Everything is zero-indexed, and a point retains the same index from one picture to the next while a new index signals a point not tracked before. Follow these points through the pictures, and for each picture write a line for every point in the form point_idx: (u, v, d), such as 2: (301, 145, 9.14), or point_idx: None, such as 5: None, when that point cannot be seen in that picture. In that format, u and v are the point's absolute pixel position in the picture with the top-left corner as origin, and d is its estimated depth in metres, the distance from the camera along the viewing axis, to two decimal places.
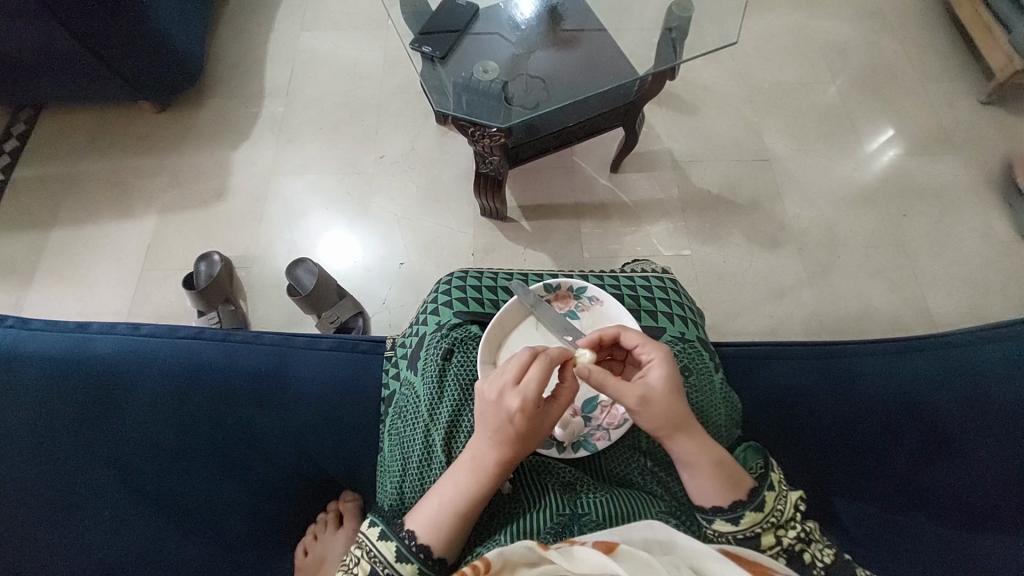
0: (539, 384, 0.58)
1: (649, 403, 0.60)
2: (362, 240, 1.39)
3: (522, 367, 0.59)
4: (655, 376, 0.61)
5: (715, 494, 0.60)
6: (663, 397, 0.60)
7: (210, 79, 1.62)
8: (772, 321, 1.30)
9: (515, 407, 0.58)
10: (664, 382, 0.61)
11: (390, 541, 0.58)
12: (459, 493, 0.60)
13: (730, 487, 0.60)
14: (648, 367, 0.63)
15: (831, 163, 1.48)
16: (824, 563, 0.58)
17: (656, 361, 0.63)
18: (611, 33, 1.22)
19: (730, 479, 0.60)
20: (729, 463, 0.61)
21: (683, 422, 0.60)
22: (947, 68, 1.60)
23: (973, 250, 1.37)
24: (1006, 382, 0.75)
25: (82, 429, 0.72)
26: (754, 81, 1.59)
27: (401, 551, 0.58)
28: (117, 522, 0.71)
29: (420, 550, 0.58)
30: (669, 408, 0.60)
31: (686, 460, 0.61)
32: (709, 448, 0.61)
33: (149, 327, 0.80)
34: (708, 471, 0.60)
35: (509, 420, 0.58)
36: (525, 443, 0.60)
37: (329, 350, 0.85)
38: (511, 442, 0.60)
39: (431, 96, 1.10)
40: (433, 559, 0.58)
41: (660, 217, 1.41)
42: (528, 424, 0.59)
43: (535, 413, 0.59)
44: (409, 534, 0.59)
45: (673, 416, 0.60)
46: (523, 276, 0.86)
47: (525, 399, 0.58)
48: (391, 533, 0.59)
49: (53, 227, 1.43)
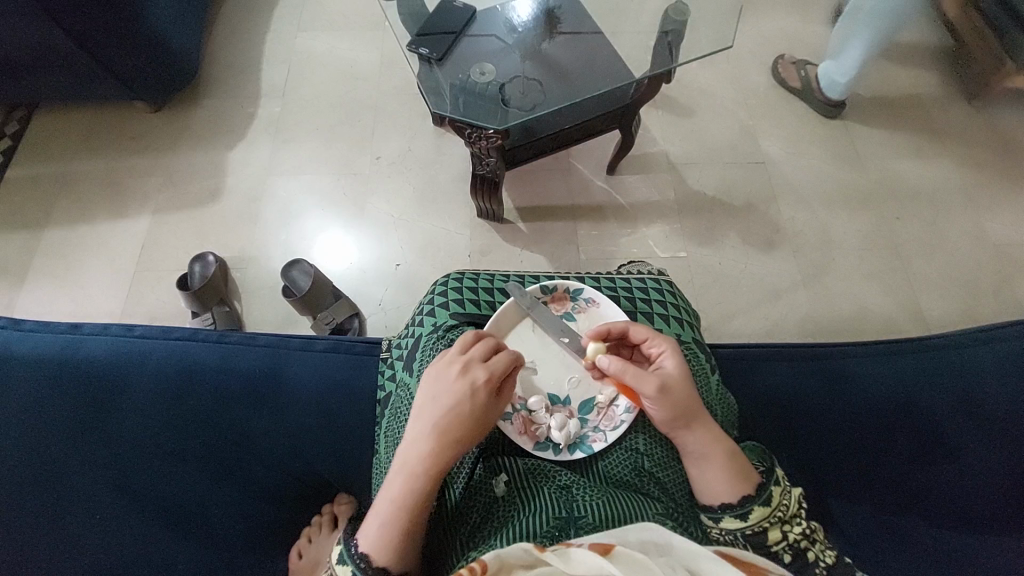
0: (506, 365, 0.65)
1: (669, 390, 0.61)
2: (358, 241, 1.39)
3: (489, 351, 0.66)
4: (670, 364, 0.64)
5: (724, 489, 0.60)
6: (681, 384, 0.62)
7: (206, 79, 1.61)
8: (768, 323, 1.30)
9: (481, 378, 0.63)
10: (678, 370, 0.63)
11: (346, 566, 0.58)
12: (393, 499, 0.59)
13: (740, 480, 0.60)
14: (661, 358, 0.65)
15: (826, 166, 1.48)
16: (827, 563, 0.59)
17: (668, 351, 0.65)
18: (608, 35, 1.22)
19: (739, 472, 0.60)
20: (736, 456, 0.61)
21: (698, 410, 0.61)
22: (941, 73, 1.61)
23: (967, 253, 1.38)
24: (999, 385, 0.77)
25: (77, 431, 0.71)
26: (750, 84, 1.59)
27: (355, 573, 0.58)
28: (113, 525, 0.70)
29: (362, 559, 0.58)
30: (686, 394, 0.61)
31: (698, 453, 0.61)
32: (719, 440, 0.61)
33: (142, 328, 0.81)
34: (719, 464, 0.60)
35: (469, 396, 0.62)
36: (468, 433, 0.61)
37: (324, 351, 0.85)
38: (445, 433, 0.60)
39: (428, 97, 1.10)
40: (375, 569, 0.58)
41: (656, 220, 1.41)
42: (477, 404, 0.62)
43: (491, 393, 0.63)
44: (359, 552, 0.59)
45: (690, 401, 0.61)
46: (519, 278, 0.86)
47: (491, 371, 0.63)
48: (347, 555, 0.59)
49: (45, 227, 1.42)
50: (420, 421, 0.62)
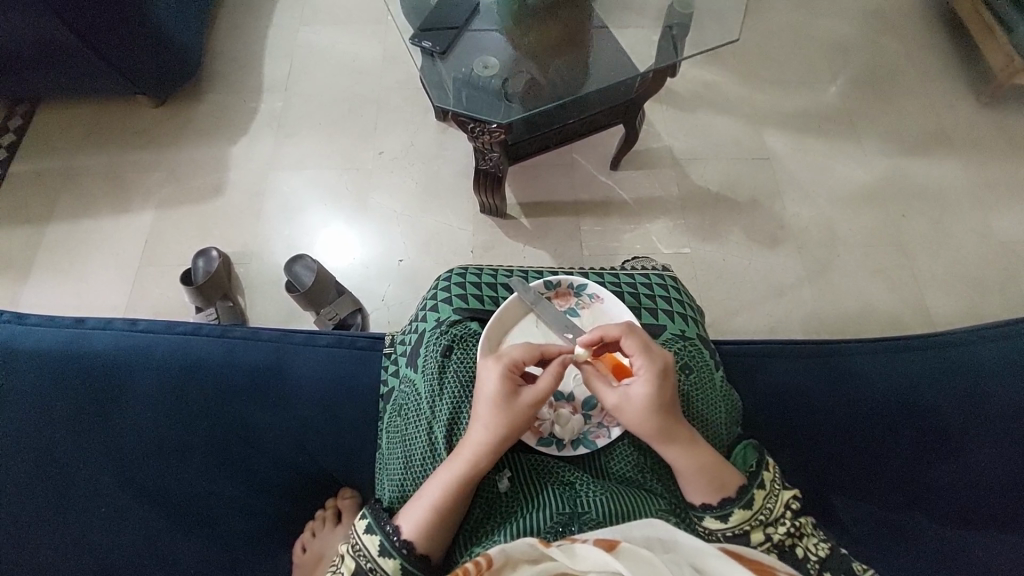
0: (519, 353, 0.65)
1: (621, 412, 0.62)
2: (361, 236, 1.39)
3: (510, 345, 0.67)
4: (639, 391, 0.62)
5: (705, 492, 0.61)
6: (637, 411, 0.61)
7: (208, 73, 1.61)
8: (771, 320, 1.30)
9: (499, 373, 0.64)
10: (647, 399, 0.61)
11: (375, 535, 0.60)
12: (444, 489, 0.61)
13: (718, 486, 0.60)
14: (634, 380, 0.63)
15: (831, 161, 1.48)
16: (818, 557, 0.59)
17: (642, 377, 0.62)
18: (612, 30, 1.21)
19: (716, 479, 0.61)
20: (712, 466, 0.61)
21: (661, 434, 0.61)
22: (947, 68, 1.60)
23: (971, 251, 1.37)
24: (1004, 383, 0.76)
25: (80, 426, 0.72)
26: (755, 79, 1.58)
27: (384, 544, 0.59)
28: (117, 519, 0.71)
29: (404, 545, 0.59)
30: (643, 421, 0.61)
31: (675, 465, 0.62)
32: (693, 456, 0.61)
33: (146, 322, 0.79)
34: (696, 475, 0.61)
35: (485, 382, 0.64)
36: (507, 421, 0.62)
37: (327, 347, 0.84)
38: (496, 425, 0.62)
39: (431, 91, 1.10)
40: (415, 555, 0.59)
41: (660, 215, 1.41)
42: (508, 389, 0.63)
43: (505, 374, 0.64)
44: (393, 530, 0.60)
45: (647, 428, 0.61)
46: (523, 273, 0.85)
47: (504, 359, 0.65)
48: (376, 526, 0.60)
49: (49, 222, 1.43)
50: (482, 410, 0.63)
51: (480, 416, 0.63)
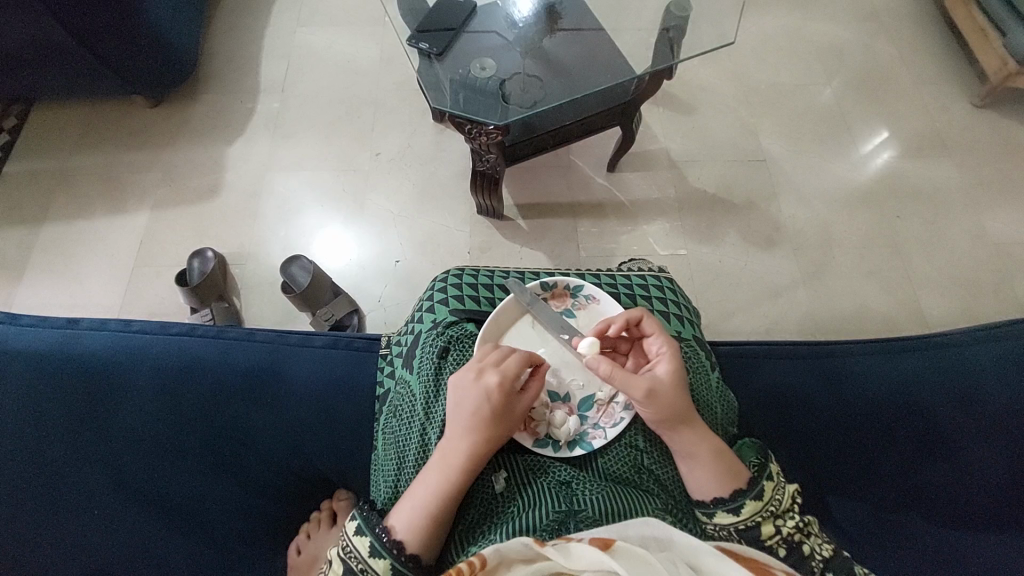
0: (517, 367, 0.66)
1: (656, 395, 0.62)
2: (357, 236, 1.39)
3: (503, 355, 0.68)
4: (664, 369, 0.65)
5: (713, 485, 0.62)
6: (668, 390, 0.63)
7: (204, 74, 1.60)
8: (767, 321, 1.30)
9: (494, 381, 0.64)
10: (675, 375, 0.64)
11: (365, 537, 0.60)
12: (434, 494, 0.61)
13: (732, 476, 0.62)
14: (657, 361, 0.66)
15: (826, 163, 1.48)
16: (823, 556, 0.60)
17: (666, 355, 0.66)
18: (609, 32, 1.22)
19: (730, 472, 0.62)
20: (726, 451, 0.63)
21: (688, 414, 0.63)
22: (941, 71, 1.61)
23: (966, 252, 1.37)
24: (1000, 384, 0.76)
25: (77, 427, 0.71)
26: (751, 82, 1.59)
27: (374, 546, 0.59)
28: (110, 520, 0.70)
29: (394, 546, 0.59)
30: (675, 401, 0.62)
31: (687, 453, 0.63)
32: (709, 440, 0.63)
33: (141, 323, 0.79)
34: (707, 464, 0.62)
35: (486, 398, 0.63)
36: (503, 430, 0.64)
37: (323, 348, 0.84)
38: (494, 437, 0.64)
39: (428, 92, 1.10)
40: (406, 556, 0.59)
41: (657, 217, 1.41)
42: (502, 399, 0.64)
43: (508, 394, 0.64)
44: (384, 531, 0.60)
45: (679, 408, 0.62)
46: (519, 274, 0.85)
47: (503, 376, 0.65)
48: (366, 528, 0.60)
49: (44, 223, 1.42)
50: (458, 419, 0.63)
51: (466, 426, 0.63)
